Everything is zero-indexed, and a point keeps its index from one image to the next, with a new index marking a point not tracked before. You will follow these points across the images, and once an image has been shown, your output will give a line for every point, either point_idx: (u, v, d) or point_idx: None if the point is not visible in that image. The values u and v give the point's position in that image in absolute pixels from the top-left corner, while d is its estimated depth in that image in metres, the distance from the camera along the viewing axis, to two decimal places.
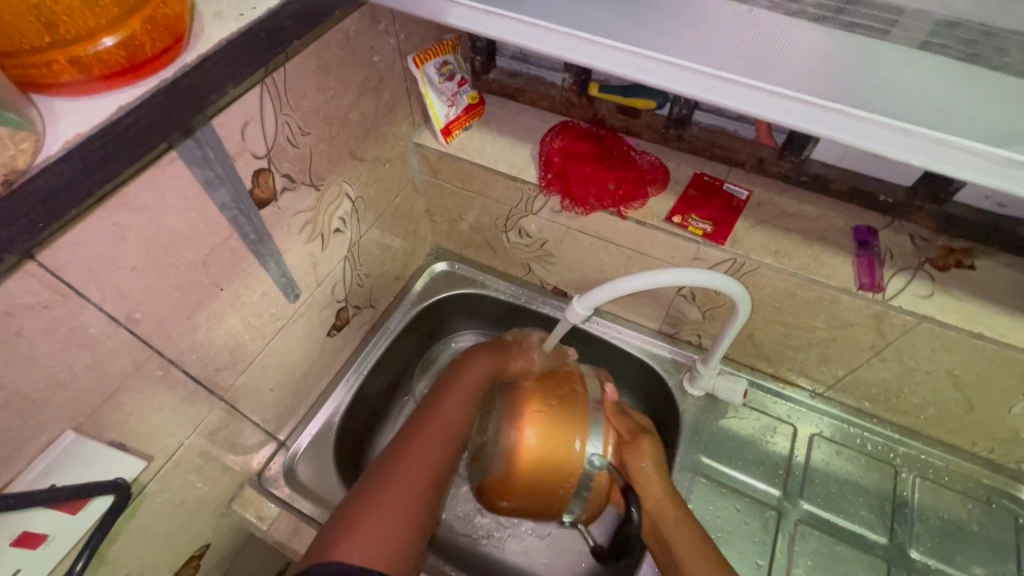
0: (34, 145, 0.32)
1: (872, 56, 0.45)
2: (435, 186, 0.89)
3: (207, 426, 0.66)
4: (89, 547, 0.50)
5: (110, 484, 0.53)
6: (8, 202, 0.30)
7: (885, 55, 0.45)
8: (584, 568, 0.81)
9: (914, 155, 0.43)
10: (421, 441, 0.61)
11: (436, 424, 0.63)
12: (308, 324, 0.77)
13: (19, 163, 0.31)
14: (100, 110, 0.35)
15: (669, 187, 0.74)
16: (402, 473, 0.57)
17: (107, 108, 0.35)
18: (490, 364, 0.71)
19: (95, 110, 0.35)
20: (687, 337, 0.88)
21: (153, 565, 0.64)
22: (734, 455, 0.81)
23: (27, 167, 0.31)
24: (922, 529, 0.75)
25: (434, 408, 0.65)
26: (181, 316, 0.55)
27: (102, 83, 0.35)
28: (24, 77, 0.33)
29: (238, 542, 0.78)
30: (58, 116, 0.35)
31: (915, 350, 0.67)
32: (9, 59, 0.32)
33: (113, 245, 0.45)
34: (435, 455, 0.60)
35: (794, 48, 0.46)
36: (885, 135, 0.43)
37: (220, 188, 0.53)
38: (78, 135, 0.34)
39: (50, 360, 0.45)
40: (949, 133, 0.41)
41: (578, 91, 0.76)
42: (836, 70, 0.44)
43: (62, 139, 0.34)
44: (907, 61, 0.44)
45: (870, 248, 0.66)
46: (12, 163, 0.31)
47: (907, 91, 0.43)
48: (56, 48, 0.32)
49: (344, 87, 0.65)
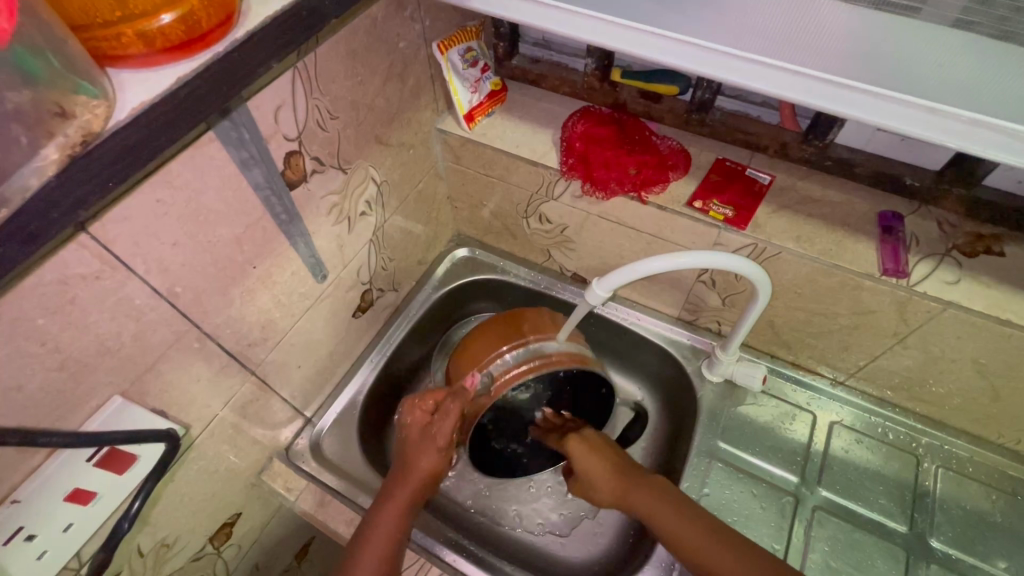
0: (106, 111, 0.36)
1: (896, 33, 0.45)
2: (457, 172, 0.91)
3: (238, 400, 0.69)
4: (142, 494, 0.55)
5: (162, 433, 0.56)
6: (80, 162, 0.35)
7: (916, 36, 0.45)
8: (600, 547, 0.82)
9: (935, 133, 0.42)
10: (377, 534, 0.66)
11: (384, 529, 0.67)
12: (334, 305, 0.80)
13: (93, 126, 0.35)
14: (160, 81, 0.39)
15: (690, 173, 0.74)
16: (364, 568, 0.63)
17: (167, 79, 0.39)
18: (406, 493, 0.70)
19: (155, 80, 0.39)
20: (706, 324, 0.88)
21: (188, 529, 0.68)
22: (752, 441, 0.81)
23: (100, 130, 0.36)
24: (943, 519, 0.74)
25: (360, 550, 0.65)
26: (217, 290, 0.58)
27: (164, 54, 0.39)
28: (98, 49, 0.37)
29: (267, 513, 0.82)
30: (126, 86, 0.38)
31: (940, 337, 0.66)
32: (84, 30, 0.36)
33: (156, 220, 0.48)
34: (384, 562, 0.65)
35: (818, 27, 0.46)
36: (907, 112, 0.42)
37: (254, 169, 0.56)
38: (142, 103, 0.38)
39: (100, 327, 0.47)
40: (975, 110, 0.41)
41: (601, 76, 0.77)
42: (860, 48, 0.45)
43: (128, 106, 0.37)
44: (933, 39, 0.44)
45: (895, 234, 0.66)
46: (89, 126, 0.35)
47: (933, 68, 0.43)
48: (126, 20, 0.36)
49: (371, 72, 0.66)
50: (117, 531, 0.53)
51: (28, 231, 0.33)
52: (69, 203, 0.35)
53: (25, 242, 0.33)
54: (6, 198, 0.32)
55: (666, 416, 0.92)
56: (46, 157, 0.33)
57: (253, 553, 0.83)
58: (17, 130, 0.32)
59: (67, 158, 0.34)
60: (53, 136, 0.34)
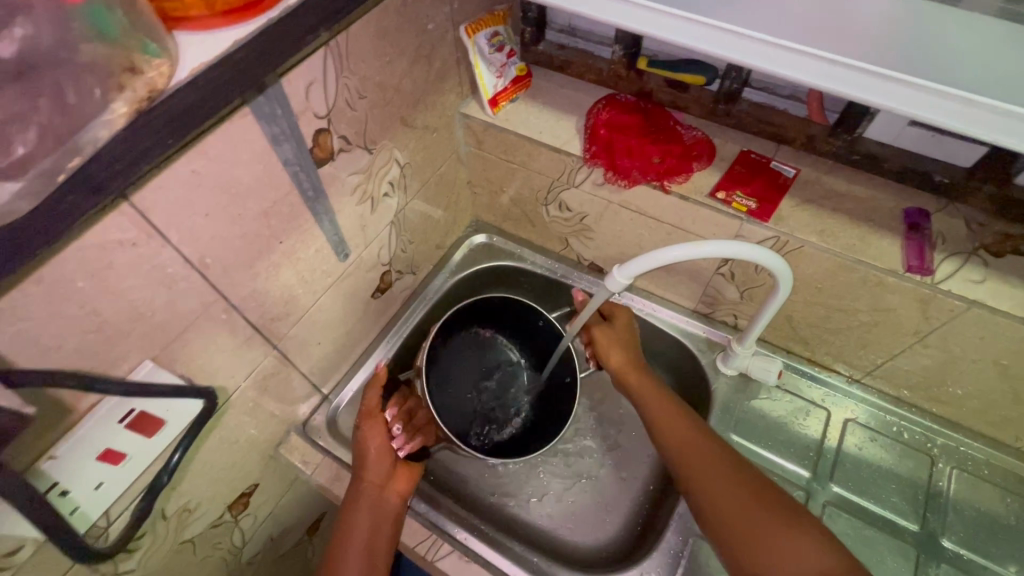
0: (168, 70, 0.39)
1: (932, 27, 0.45)
2: (479, 158, 0.91)
3: (261, 372, 0.70)
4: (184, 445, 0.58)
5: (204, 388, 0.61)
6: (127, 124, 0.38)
7: (960, 32, 0.44)
8: (608, 534, 0.83)
9: (974, 127, 0.42)
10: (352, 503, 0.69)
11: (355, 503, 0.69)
12: (355, 284, 0.81)
13: (157, 84, 0.38)
14: (219, 42, 0.43)
15: (714, 163, 0.74)
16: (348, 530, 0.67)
17: (224, 42, 0.43)
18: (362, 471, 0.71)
19: (214, 42, 0.42)
20: (723, 318, 0.88)
21: (209, 496, 0.70)
22: (764, 435, 0.81)
23: (161, 88, 0.39)
24: (955, 519, 0.74)
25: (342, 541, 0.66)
26: (245, 264, 0.59)
27: (223, 18, 0.43)
28: (165, 10, 0.41)
29: (282, 486, 0.84)
30: (186, 46, 0.42)
31: (962, 337, 0.66)
32: None
33: (190, 191, 0.49)
34: (369, 529, 0.67)
35: (860, 19, 0.46)
36: (946, 106, 0.42)
37: (284, 144, 0.56)
38: (202, 64, 0.41)
39: (134, 294, 0.49)
40: (1016, 104, 0.40)
41: (627, 64, 0.76)
42: (897, 42, 0.44)
43: (188, 66, 0.41)
44: (971, 35, 0.44)
45: (921, 231, 0.65)
46: (154, 83, 0.38)
47: (971, 64, 0.43)
48: None
49: (399, 53, 0.67)
50: (157, 483, 0.57)
51: (97, 181, 0.38)
52: (135, 154, 0.39)
53: (92, 192, 0.38)
54: (80, 148, 0.36)
55: None
56: (115, 111, 0.37)
57: (268, 524, 0.85)
58: (91, 83, 0.37)
59: (134, 112, 0.38)
60: (123, 90, 0.37)
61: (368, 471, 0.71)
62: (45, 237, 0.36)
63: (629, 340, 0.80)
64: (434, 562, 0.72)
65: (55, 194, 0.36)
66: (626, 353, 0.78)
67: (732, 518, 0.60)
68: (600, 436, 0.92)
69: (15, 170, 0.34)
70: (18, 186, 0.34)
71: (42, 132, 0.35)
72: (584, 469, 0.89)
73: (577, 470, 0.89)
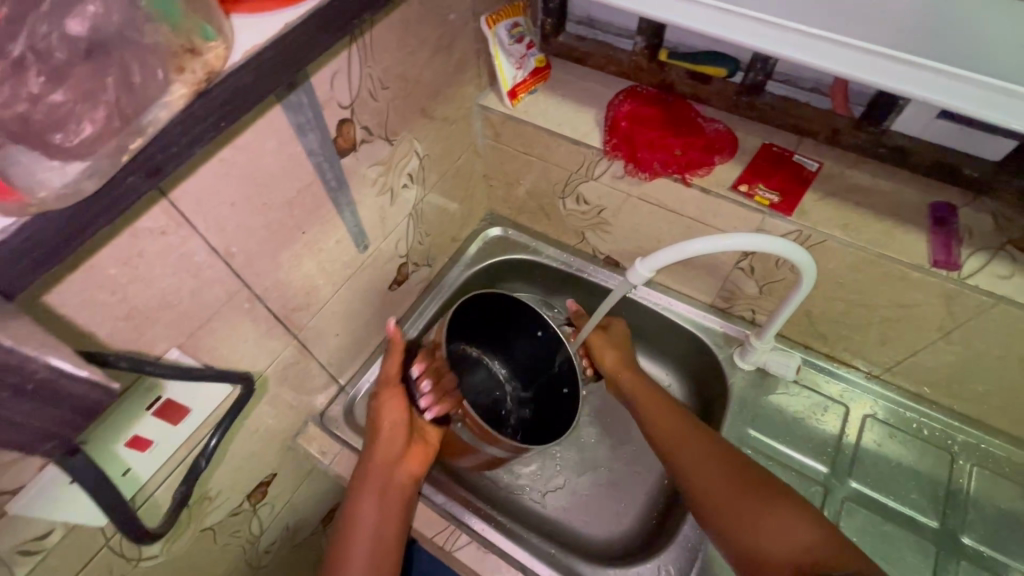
0: (222, 52, 0.38)
1: (941, 33, 0.50)
2: (496, 150, 0.91)
3: (281, 362, 0.70)
4: (222, 427, 0.59)
5: (240, 373, 0.62)
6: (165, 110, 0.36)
7: (964, 36, 0.49)
8: (622, 527, 0.83)
9: (1000, 112, 0.44)
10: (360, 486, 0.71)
11: (365, 487, 0.70)
12: (372, 275, 0.81)
13: (214, 64, 0.38)
14: (269, 25, 0.43)
15: (736, 157, 0.73)
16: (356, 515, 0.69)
17: (275, 25, 0.43)
18: (375, 450, 0.72)
19: (265, 25, 0.42)
20: (740, 313, 0.88)
21: (229, 484, 0.70)
22: (781, 430, 0.81)
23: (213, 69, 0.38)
24: (975, 516, 0.74)
25: (342, 538, 0.68)
26: (269, 254, 0.60)
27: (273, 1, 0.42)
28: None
29: (299, 476, 0.85)
30: (239, 30, 0.42)
31: (988, 333, 0.65)
32: None
33: (218, 180, 0.49)
34: (378, 516, 0.69)
35: (870, 26, 0.50)
36: (972, 92, 0.44)
37: (310, 134, 0.56)
38: (255, 46, 0.41)
39: (163, 281, 0.49)
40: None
41: (649, 56, 0.76)
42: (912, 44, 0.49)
43: (242, 49, 0.41)
44: (978, 38, 0.49)
45: (948, 226, 0.64)
46: (211, 64, 0.38)
47: (984, 61, 0.47)
48: None
49: (421, 44, 0.67)
50: (195, 468, 0.58)
51: (154, 164, 0.38)
52: (190, 139, 0.39)
53: (149, 174, 0.38)
54: (144, 128, 0.36)
55: (694, 401, 0.92)
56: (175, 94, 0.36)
57: (285, 513, 0.86)
58: (154, 64, 0.35)
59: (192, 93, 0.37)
60: (182, 72, 0.36)
61: (380, 451, 0.72)
62: (107, 215, 0.37)
63: (623, 343, 0.84)
64: (452, 552, 0.73)
65: (117, 175, 0.36)
66: (618, 355, 0.82)
67: (729, 518, 0.61)
68: (613, 429, 0.92)
69: (84, 149, 0.33)
70: (85, 166, 0.34)
71: (110, 111, 0.34)
72: (598, 463, 0.89)
73: (591, 464, 0.89)
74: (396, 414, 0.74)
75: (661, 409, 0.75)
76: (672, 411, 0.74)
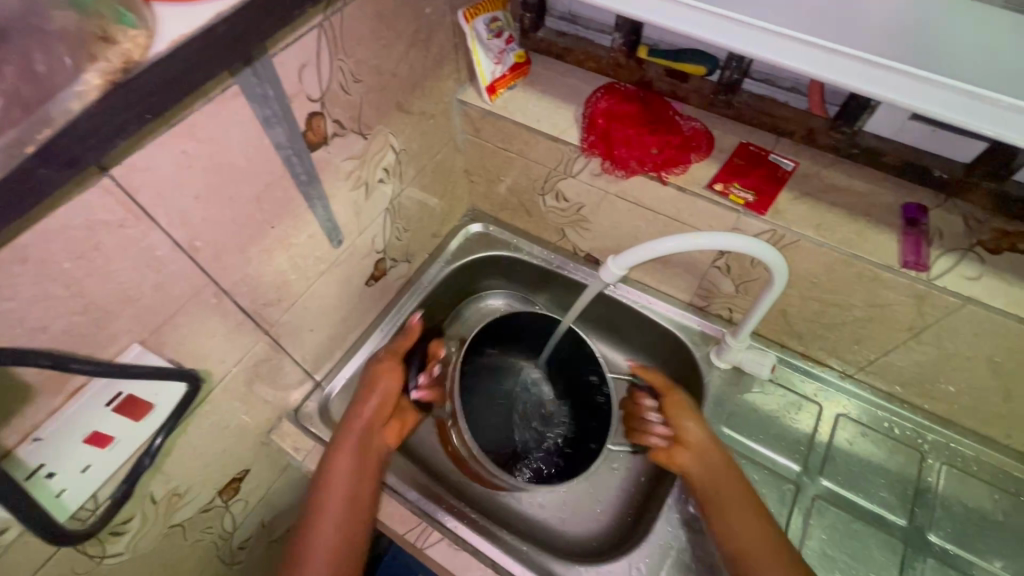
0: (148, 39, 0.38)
1: (902, 33, 0.50)
2: (476, 146, 0.90)
3: (252, 357, 0.70)
4: (167, 426, 0.57)
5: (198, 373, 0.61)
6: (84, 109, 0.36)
7: (923, 37, 0.49)
8: (598, 523, 0.84)
9: (953, 113, 0.44)
10: (332, 469, 0.67)
11: (340, 465, 0.68)
12: (348, 270, 0.80)
13: (134, 55, 0.38)
14: (197, 15, 0.42)
15: (713, 155, 0.73)
16: (326, 498, 0.65)
17: (203, 15, 0.42)
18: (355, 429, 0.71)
19: (193, 15, 0.41)
20: (718, 311, 0.88)
21: (199, 481, 0.70)
22: (756, 428, 0.81)
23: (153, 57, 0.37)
24: (943, 514, 0.75)
25: (313, 515, 0.65)
26: (236, 249, 0.59)
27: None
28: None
29: (274, 472, 0.84)
30: (164, 20, 0.41)
31: (956, 333, 0.66)
32: None
33: (179, 173, 0.48)
34: (348, 500, 0.66)
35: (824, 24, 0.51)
36: (925, 91, 0.45)
37: (277, 127, 0.56)
38: (182, 37, 0.40)
39: (121, 276, 0.48)
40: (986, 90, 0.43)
41: (627, 52, 0.75)
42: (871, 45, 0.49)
43: (167, 39, 0.40)
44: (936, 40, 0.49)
45: (918, 227, 0.64)
46: (130, 54, 0.38)
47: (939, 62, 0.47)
48: None
49: (396, 37, 0.66)
50: (139, 466, 0.56)
51: (71, 156, 0.37)
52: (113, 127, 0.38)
53: (64, 166, 0.37)
54: (52, 119, 0.36)
55: None
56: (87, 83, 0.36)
57: (260, 510, 0.85)
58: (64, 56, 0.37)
59: (106, 84, 0.37)
60: (97, 61, 0.37)
61: (359, 432, 0.71)
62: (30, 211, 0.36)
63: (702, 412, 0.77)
64: (424, 549, 0.72)
65: (22, 167, 0.35)
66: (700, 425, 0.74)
67: None
68: None
69: None
70: None
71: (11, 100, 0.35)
72: None
73: None
74: (380, 398, 0.75)
75: (743, 501, 0.67)
76: (749, 506, 0.66)
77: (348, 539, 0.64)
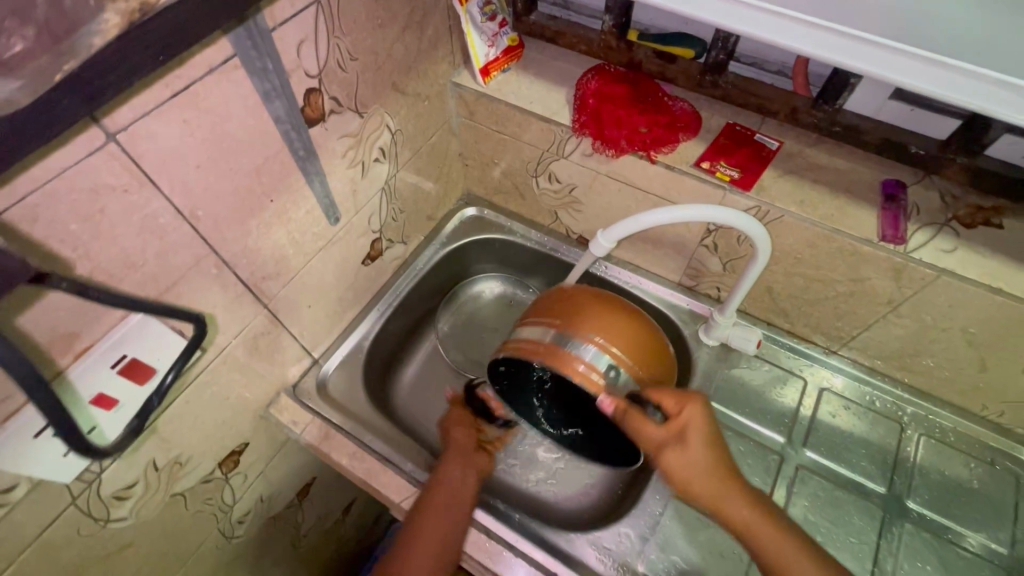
0: None
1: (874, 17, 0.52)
2: (470, 129, 0.92)
3: (251, 330, 0.71)
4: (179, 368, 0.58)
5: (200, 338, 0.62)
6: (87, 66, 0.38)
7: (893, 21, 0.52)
8: (589, 496, 0.86)
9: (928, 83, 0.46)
10: (436, 494, 0.73)
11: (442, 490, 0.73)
12: (345, 249, 0.82)
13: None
14: None
15: (700, 135, 0.75)
16: (430, 519, 0.70)
17: None
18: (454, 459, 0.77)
19: None
20: (707, 290, 0.90)
21: (200, 451, 0.72)
22: (742, 403, 0.84)
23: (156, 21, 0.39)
24: (920, 483, 0.77)
25: (414, 535, 0.69)
26: (236, 221, 0.61)
27: None
28: None
29: (272, 448, 0.86)
30: None
31: (933, 304, 0.68)
32: None
33: (181, 141, 0.50)
34: (453, 523, 0.70)
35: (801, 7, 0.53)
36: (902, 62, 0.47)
37: (276, 101, 0.57)
38: None
39: (125, 241, 0.50)
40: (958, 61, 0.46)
41: (617, 35, 0.76)
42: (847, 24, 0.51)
43: None
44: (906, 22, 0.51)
45: (897, 202, 0.67)
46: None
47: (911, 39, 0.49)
48: None
49: (391, 17, 0.67)
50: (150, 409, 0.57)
51: (90, 90, 0.39)
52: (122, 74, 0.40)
53: (86, 101, 0.39)
54: (75, 50, 0.37)
55: None
56: (107, 21, 0.38)
57: (259, 485, 0.87)
58: None
59: (126, 23, 0.39)
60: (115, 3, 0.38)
61: (461, 461, 0.77)
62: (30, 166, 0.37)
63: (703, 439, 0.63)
64: None
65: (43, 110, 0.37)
66: (698, 462, 0.63)
67: None
68: None
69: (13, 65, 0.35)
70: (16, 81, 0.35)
71: (41, 30, 0.36)
72: None
73: None
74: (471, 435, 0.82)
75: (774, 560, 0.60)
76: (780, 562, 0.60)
77: (448, 552, 0.68)
